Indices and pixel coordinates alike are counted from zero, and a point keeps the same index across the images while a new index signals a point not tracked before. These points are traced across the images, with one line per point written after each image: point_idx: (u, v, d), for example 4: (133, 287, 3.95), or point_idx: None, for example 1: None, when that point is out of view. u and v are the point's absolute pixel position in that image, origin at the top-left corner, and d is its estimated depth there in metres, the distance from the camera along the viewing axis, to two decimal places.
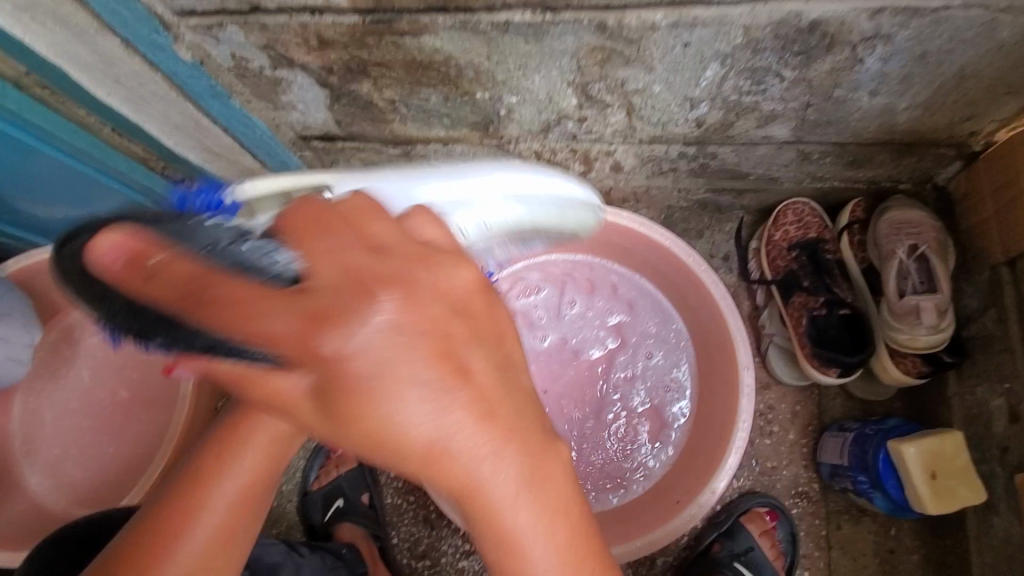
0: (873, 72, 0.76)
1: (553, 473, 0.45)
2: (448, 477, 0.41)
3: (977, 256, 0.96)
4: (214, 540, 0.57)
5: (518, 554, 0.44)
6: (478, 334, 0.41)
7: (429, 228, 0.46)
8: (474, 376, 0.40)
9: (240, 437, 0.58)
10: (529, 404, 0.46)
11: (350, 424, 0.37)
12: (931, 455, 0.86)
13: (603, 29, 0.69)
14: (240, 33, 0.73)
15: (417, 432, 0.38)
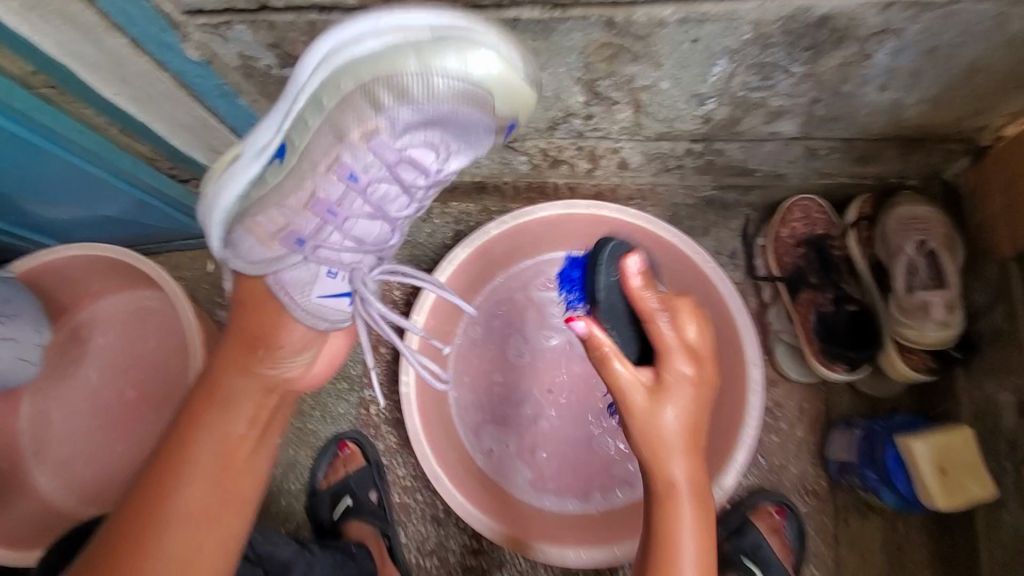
0: (882, 67, 0.76)
1: (705, 502, 0.68)
2: (665, 471, 0.66)
3: (986, 251, 0.96)
4: (217, 484, 0.70)
5: (673, 549, 0.65)
6: (703, 381, 0.69)
7: (688, 319, 0.70)
8: (689, 410, 0.68)
9: (199, 422, 0.70)
10: (676, 406, 0.67)
11: (648, 415, 0.67)
12: (939, 451, 0.86)
13: (612, 25, 0.69)
14: (248, 31, 0.72)
15: (674, 429, 0.66)
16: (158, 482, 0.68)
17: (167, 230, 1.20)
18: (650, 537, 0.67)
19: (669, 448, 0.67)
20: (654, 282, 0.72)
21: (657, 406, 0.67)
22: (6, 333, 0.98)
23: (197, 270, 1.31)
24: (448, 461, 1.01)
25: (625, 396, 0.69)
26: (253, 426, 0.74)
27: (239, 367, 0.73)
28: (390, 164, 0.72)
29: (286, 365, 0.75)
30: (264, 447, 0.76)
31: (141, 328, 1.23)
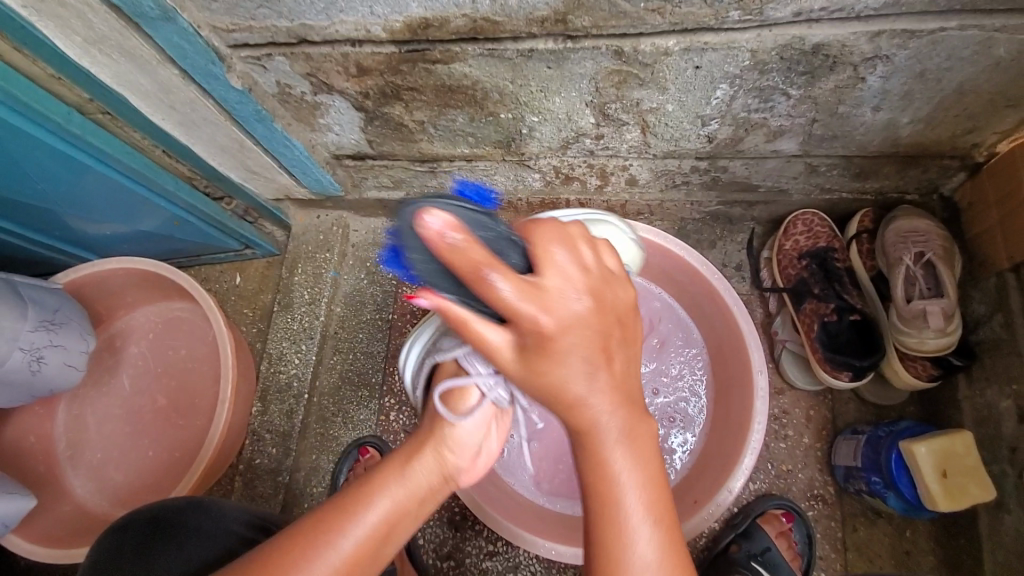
0: (875, 90, 0.81)
1: (648, 445, 0.58)
2: (577, 415, 0.56)
3: (983, 264, 1.00)
4: (357, 553, 0.59)
5: (612, 486, 0.56)
6: (613, 343, 0.55)
7: (564, 271, 0.53)
8: (594, 367, 0.54)
9: (409, 469, 0.66)
10: (581, 366, 0.53)
11: (541, 377, 0.53)
12: (941, 455, 0.88)
13: (620, 55, 0.74)
14: (286, 62, 0.79)
15: (579, 390, 0.54)
16: (319, 527, 0.60)
17: (199, 245, 1.27)
18: (587, 491, 0.58)
19: (590, 420, 0.56)
20: (482, 238, 0.52)
21: (527, 364, 0.53)
22: (56, 341, 1.04)
23: (225, 284, 1.38)
24: None
25: (497, 359, 0.54)
26: (418, 507, 0.65)
27: (442, 440, 0.68)
28: None
29: (459, 450, 0.69)
30: (400, 538, 0.64)
31: (173, 338, 1.32)
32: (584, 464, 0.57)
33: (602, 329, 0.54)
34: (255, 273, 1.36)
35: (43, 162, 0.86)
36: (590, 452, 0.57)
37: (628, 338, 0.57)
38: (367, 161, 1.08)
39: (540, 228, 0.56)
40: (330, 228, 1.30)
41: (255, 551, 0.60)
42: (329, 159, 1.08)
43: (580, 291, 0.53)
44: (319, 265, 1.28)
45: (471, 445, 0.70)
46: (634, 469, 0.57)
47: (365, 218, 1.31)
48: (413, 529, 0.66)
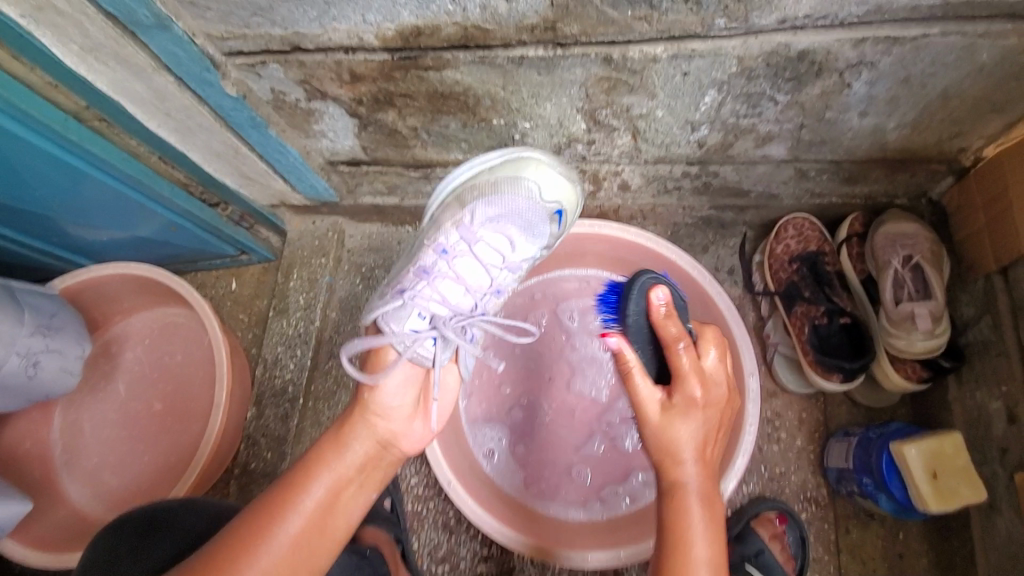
0: (861, 96, 0.82)
1: (718, 511, 0.69)
2: (676, 468, 0.68)
3: (971, 266, 1.01)
4: (303, 530, 0.66)
5: (687, 539, 0.65)
6: (717, 423, 0.72)
7: (722, 360, 0.75)
8: (702, 433, 0.70)
9: (344, 444, 0.70)
10: (695, 429, 0.69)
11: (663, 429, 0.69)
12: (931, 455, 0.88)
13: (609, 62, 0.76)
14: (280, 70, 0.80)
15: (687, 449, 0.68)
16: (265, 513, 0.66)
17: (195, 250, 1.28)
18: (662, 541, 0.67)
19: (682, 479, 0.68)
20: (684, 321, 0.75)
21: (669, 418, 0.69)
22: (52, 345, 1.05)
23: (221, 289, 1.38)
24: (459, 468, 1.04)
25: (640, 408, 0.71)
26: (357, 475, 0.71)
27: (366, 412, 0.72)
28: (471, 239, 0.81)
29: (387, 417, 0.73)
30: (347, 506, 0.70)
31: (168, 343, 1.33)
32: (668, 515, 0.67)
33: (723, 408, 0.73)
34: (251, 278, 1.37)
35: (39, 168, 0.86)
36: (673, 507, 0.67)
37: (724, 421, 0.74)
38: (362, 167, 1.09)
39: (709, 330, 0.76)
40: (325, 234, 1.30)
41: (212, 544, 0.65)
42: (324, 165, 1.09)
43: (726, 376, 0.75)
44: (315, 270, 1.28)
45: (399, 403, 0.73)
46: (707, 538, 0.66)
47: (360, 223, 1.32)
48: (360, 498, 0.72)
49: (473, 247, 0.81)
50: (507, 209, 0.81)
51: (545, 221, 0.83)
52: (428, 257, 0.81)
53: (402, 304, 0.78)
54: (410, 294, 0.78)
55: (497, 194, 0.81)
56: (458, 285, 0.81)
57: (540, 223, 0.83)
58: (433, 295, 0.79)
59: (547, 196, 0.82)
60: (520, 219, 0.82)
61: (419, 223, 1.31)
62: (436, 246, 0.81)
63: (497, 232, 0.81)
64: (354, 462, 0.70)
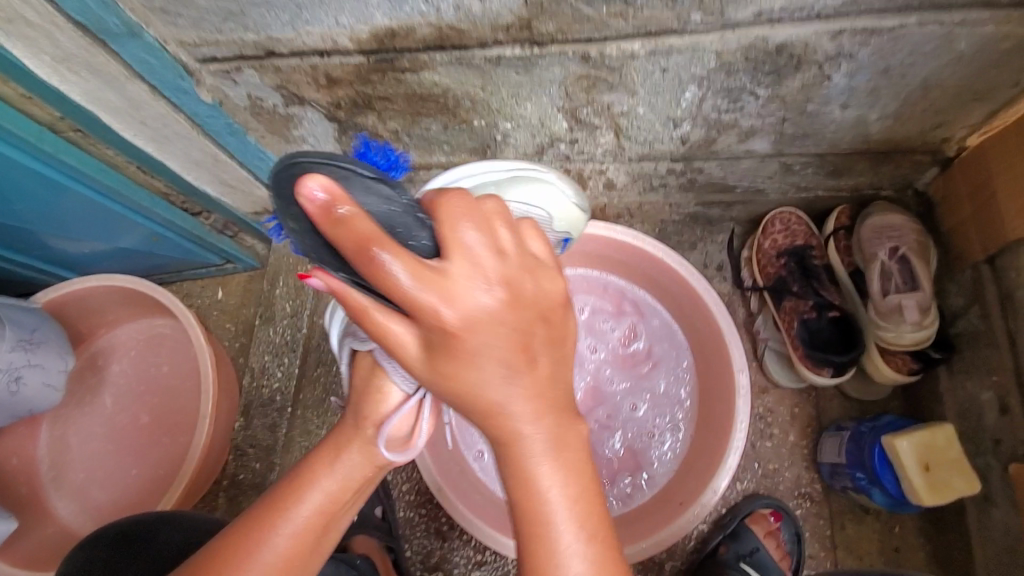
0: (842, 88, 0.81)
1: (578, 461, 0.51)
2: (505, 426, 0.48)
3: (958, 256, 1.00)
4: (291, 549, 0.63)
5: (551, 540, 0.50)
6: (553, 363, 0.48)
7: (502, 241, 0.44)
8: (547, 382, 0.48)
9: (337, 461, 0.67)
10: (516, 381, 0.46)
11: (449, 380, 0.46)
12: (923, 448, 0.87)
13: (587, 59, 0.75)
14: (256, 75, 0.80)
15: (509, 402, 0.47)
16: (255, 525, 0.63)
17: (179, 260, 1.26)
18: (514, 515, 0.51)
19: (510, 421, 0.48)
20: (477, 218, 0.45)
21: (432, 361, 0.45)
22: (34, 360, 1.03)
23: (207, 299, 1.37)
24: (449, 474, 1.03)
25: (394, 354, 0.46)
26: (353, 497, 0.68)
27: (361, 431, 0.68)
28: None
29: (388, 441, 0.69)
30: (339, 524, 0.68)
31: (155, 354, 1.32)
32: (519, 485, 0.51)
33: (519, 321, 0.44)
34: (237, 287, 1.36)
35: (15, 181, 0.85)
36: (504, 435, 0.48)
37: (559, 335, 0.48)
38: None
39: (526, 225, 0.49)
40: None
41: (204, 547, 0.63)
42: None
43: (501, 283, 0.43)
44: (301, 277, 1.27)
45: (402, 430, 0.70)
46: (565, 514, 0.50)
47: None
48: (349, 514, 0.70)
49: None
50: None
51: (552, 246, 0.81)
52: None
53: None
54: None
55: (502, 204, 0.73)
56: None
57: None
58: None
59: (559, 223, 0.80)
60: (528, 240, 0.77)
61: None
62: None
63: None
64: (346, 482, 0.67)
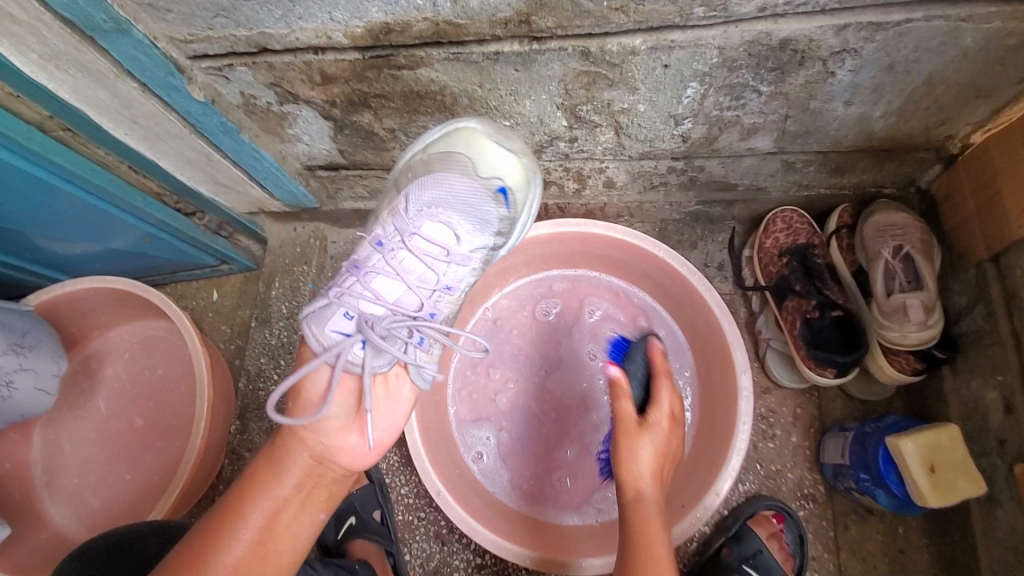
0: (846, 84, 0.80)
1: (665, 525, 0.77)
2: (634, 477, 0.80)
3: (961, 255, 0.99)
4: (245, 557, 0.67)
5: (646, 550, 0.74)
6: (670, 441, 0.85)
7: (662, 415, 0.86)
8: (653, 453, 0.82)
9: (282, 468, 0.71)
10: (645, 446, 0.82)
11: (625, 454, 0.82)
12: (928, 449, 0.85)
13: (588, 55, 0.74)
14: (249, 72, 0.78)
15: (643, 462, 0.81)
16: (208, 541, 0.67)
17: (172, 261, 1.24)
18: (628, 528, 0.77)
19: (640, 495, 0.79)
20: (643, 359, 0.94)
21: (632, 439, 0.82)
22: (25, 364, 1.02)
23: (202, 301, 1.36)
24: (449, 476, 1.01)
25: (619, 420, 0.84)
26: (300, 499, 0.72)
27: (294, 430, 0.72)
28: (405, 235, 0.78)
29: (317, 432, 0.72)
30: (292, 528, 0.71)
31: (150, 357, 1.31)
32: (633, 515, 0.77)
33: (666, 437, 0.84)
34: (232, 288, 1.35)
35: (8, 183, 0.83)
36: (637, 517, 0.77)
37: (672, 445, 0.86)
38: (341, 171, 1.07)
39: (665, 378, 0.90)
40: (307, 240, 1.28)
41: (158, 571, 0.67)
42: (302, 170, 1.06)
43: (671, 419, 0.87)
44: (297, 278, 1.26)
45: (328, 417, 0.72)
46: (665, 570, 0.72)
47: (343, 229, 1.29)
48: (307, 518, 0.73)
49: (406, 242, 0.78)
50: (442, 198, 0.77)
51: (487, 203, 0.77)
52: (365, 251, 0.80)
53: (326, 301, 0.75)
54: (337, 292, 0.76)
55: (432, 176, 0.76)
56: (395, 280, 0.79)
57: (483, 207, 0.77)
58: (367, 292, 0.78)
59: (484, 171, 0.76)
60: (460, 203, 0.77)
61: None
62: (373, 239, 0.80)
63: (432, 222, 0.78)
64: (288, 486, 0.71)
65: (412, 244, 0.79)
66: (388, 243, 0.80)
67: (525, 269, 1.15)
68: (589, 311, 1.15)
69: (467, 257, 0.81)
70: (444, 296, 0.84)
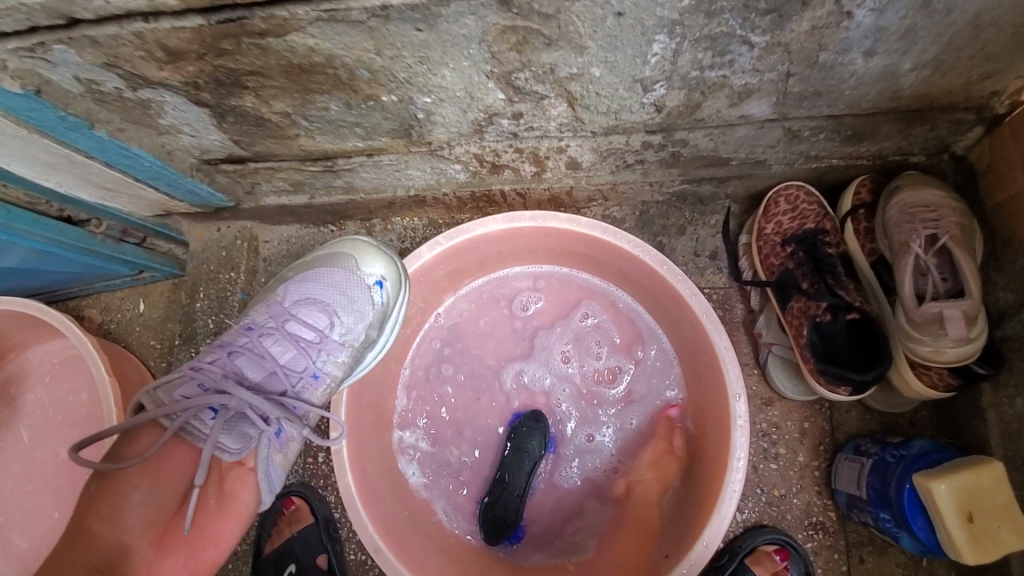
0: (865, 29, 0.60)
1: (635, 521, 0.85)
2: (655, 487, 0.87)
3: (1007, 240, 0.80)
4: None
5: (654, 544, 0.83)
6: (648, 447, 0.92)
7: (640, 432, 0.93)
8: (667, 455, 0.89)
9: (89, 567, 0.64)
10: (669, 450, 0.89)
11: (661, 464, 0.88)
12: (967, 493, 0.68)
13: (508, 5, 0.54)
14: (72, 52, 0.59)
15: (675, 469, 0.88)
16: None
17: (83, 275, 1.04)
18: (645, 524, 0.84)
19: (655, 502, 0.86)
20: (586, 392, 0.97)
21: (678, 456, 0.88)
22: None
23: (127, 313, 1.17)
24: (393, 524, 0.84)
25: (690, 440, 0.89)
26: None
27: (92, 513, 0.66)
28: (279, 325, 0.81)
29: (133, 518, 0.67)
30: None
31: (72, 378, 1.09)
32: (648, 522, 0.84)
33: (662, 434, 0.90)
34: (159, 297, 1.16)
35: None
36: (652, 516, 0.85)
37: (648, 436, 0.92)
38: (248, 164, 0.88)
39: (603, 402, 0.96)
40: (233, 242, 1.11)
41: None
42: (200, 165, 0.88)
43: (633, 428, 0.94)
44: (224, 286, 1.10)
45: (148, 505, 0.68)
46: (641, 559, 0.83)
47: (275, 226, 1.12)
48: None
49: (279, 328, 0.80)
50: (322, 290, 0.82)
51: (363, 293, 0.82)
52: (230, 336, 0.80)
53: (183, 373, 0.76)
54: (203, 363, 0.76)
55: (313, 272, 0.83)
56: (263, 363, 0.78)
57: (361, 299, 0.82)
58: (231, 369, 0.77)
59: (364, 268, 0.82)
60: (338, 295, 0.81)
61: (344, 221, 1.10)
62: (245, 325, 0.81)
63: (306, 308, 0.81)
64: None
65: (283, 328, 0.81)
66: (259, 329, 0.81)
67: (480, 267, 0.95)
68: (577, 315, 0.97)
69: (337, 346, 0.82)
70: (312, 385, 0.81)
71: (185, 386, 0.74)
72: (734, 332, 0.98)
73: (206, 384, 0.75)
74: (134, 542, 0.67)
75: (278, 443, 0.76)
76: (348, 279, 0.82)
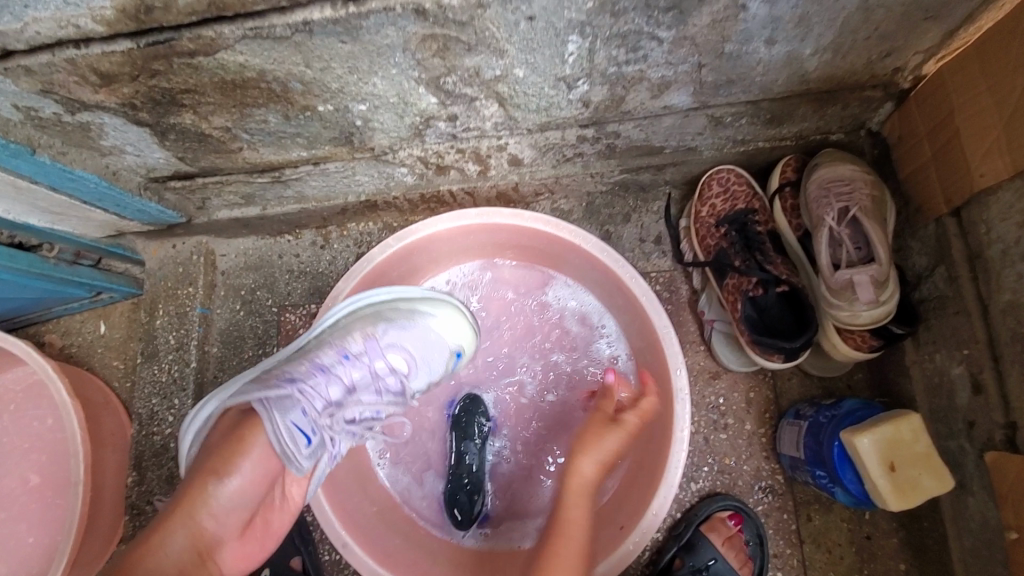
0: (762, 20, 0.64)
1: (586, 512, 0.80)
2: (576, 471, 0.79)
3: (918, 208, 0.86)
4: None
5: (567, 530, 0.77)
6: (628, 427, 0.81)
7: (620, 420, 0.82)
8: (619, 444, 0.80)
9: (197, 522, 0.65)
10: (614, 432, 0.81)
11: (607, 433, 0.81)
12: (887, 445, 0.74)
13: (424, 14, 0.57)
14: (8, 81, 0.61)
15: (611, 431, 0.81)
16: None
17: (37, 300, 1.03)
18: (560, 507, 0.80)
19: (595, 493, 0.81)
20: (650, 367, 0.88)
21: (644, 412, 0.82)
22: None
23: (88, 335, 1.17)
24: (360, 520, 0.88)
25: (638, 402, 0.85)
26: None
27: (201, 508, 0.65)
28: (376, 369, 0.80)
29: (216, 515, 0.66)
30: None
31: (39, 404, 1.07)
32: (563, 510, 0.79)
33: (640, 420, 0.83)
34: (120, 318, 1.16)
35: None
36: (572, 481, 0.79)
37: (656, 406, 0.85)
38: (196, 180, 0.90)
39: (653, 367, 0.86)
40: (189, 257, 1.12)
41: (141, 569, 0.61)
42: (147, 183, 0.89)
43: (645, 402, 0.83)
44: (183, 302, 1.10)
45: (235, 510, 0.67)
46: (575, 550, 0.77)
47: (231, 239, 1.14)
48: None
49: (372, 364, 0.80)
50: (414, 341, 0.84)
51: (444, 357, 0.87)
52: (328, 357, 0.77)
53: (290, 393, 0.72)
54: (300, 384, 0.73)
55: (410, 321, 0.83)
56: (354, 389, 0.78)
57: (438, 360, 0.86)
58: (320, 389, 0.74)
59: (449, 338, 0.87)
60: (423, 354, 0.84)
61: (300, 230, 1.13)
62: (340, 348, 0.78)
63: (402, 355, 0.82)
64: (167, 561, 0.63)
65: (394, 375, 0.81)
66: (354, 354, 0.79)
67: (434, 265, 0.98)
68: (537, 303, 1.01)
69: (411, 393, 0.85)
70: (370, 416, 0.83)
71: (285, 415, 0.70)
72: (680, 312, 1.02)
73: (297, 410, 0.72)
74: (224, 539, 0.67)
75: (331, 460, 0.78)
76: (443, 347, 0.86)
